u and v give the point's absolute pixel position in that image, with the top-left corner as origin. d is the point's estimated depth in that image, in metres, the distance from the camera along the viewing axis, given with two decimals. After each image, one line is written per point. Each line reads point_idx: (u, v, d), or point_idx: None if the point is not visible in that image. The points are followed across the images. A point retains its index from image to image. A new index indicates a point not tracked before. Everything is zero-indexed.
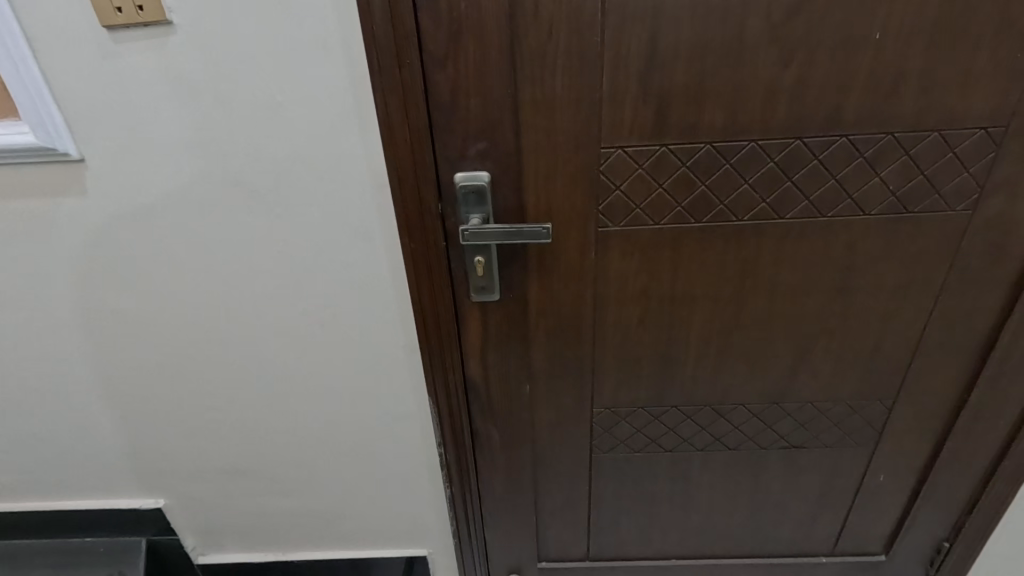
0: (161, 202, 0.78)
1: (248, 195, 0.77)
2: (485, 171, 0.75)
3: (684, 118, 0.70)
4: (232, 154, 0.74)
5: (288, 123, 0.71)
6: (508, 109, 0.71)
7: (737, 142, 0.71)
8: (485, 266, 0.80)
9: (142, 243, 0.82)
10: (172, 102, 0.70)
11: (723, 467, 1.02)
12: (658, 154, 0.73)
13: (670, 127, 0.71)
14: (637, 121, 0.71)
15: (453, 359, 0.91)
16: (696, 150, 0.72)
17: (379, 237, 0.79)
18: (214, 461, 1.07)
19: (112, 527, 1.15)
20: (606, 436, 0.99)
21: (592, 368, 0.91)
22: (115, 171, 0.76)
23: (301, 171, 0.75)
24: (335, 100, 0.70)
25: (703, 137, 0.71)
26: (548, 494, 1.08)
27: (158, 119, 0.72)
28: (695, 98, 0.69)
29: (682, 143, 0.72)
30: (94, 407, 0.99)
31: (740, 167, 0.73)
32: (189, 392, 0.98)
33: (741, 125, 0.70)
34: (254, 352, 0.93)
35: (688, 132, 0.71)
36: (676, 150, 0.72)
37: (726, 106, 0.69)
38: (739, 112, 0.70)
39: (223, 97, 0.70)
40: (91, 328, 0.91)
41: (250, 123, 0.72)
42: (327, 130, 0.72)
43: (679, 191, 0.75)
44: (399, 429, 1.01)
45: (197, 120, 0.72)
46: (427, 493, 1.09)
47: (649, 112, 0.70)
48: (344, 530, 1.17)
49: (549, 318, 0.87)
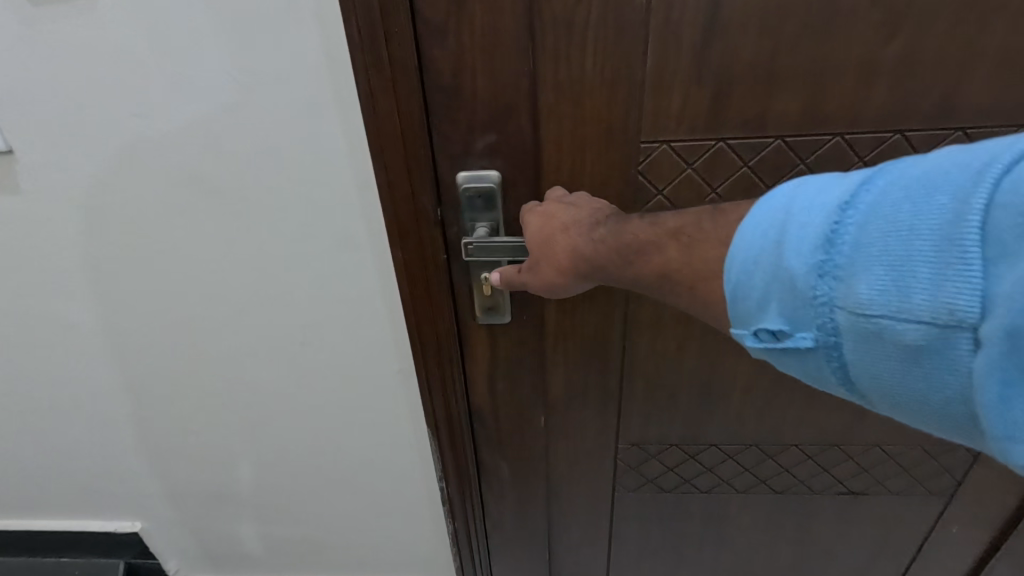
0: (109, 203, 0.66)
1: (210, 196, 0.65)
2: (495, 170, 0.61)
3: (749, 104, 0.55)
4: (188, 149, 0.61)
5: (251, 109, 0.58)
6: (522, 92, 0.56)
7: (816, 136, 0.56)
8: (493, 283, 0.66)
9: (93, 252, 0.71)
10: (107, 82, 0.57)
11: (765, 513, 0.89)
12: (714, 151, 0.58)
13: (731, 118, 0.56)
14: (688, 110, 0.56)
15: (456, 388, 0.77)
16: (764, 146, 0.57)
17: (367, 246, 0.67)
18: (193, 485, 0.97)
19: (89, 549, 1.07)
20: (632, 473, 0.86)
21: (620, 398, 0.78)
22: (51, 165, 0.64)
23: (271, 170, 0.62)
24: (309, 80, 0.56)
25: (773, 129, 0.56)
26: (561, 535, 0.95)
27: (96, 105, 0.59)
28: (766, 80, 0.54)
29: (746, 137, 0.57)
30: (59, 425, 0.90)
31: (818, 167, 0.58)
32: (160, 413, 0.87)
33: (822, 116, 0.55)
34: (229, 372, 0.82)
35: (753, 122, 0.56)
36: (737, 146, 0.57)
37: (804, 90, 0.54)
38: (821, 98, 0.54)
39: (172, 78, 0.57)
40: (48, 343, 0.80)
41: (205, 108, 0.58)
42: (299, 120, 0.58)
43: (738, 197, 0.60)
44: (396, 457, 0.90)
45: (144, 107, 0.59)
46: (427, 522, 0.99)
47: (704, 96, 0.55)
48: (338, 558, 1.07)
49: (568, 343, 0.73)
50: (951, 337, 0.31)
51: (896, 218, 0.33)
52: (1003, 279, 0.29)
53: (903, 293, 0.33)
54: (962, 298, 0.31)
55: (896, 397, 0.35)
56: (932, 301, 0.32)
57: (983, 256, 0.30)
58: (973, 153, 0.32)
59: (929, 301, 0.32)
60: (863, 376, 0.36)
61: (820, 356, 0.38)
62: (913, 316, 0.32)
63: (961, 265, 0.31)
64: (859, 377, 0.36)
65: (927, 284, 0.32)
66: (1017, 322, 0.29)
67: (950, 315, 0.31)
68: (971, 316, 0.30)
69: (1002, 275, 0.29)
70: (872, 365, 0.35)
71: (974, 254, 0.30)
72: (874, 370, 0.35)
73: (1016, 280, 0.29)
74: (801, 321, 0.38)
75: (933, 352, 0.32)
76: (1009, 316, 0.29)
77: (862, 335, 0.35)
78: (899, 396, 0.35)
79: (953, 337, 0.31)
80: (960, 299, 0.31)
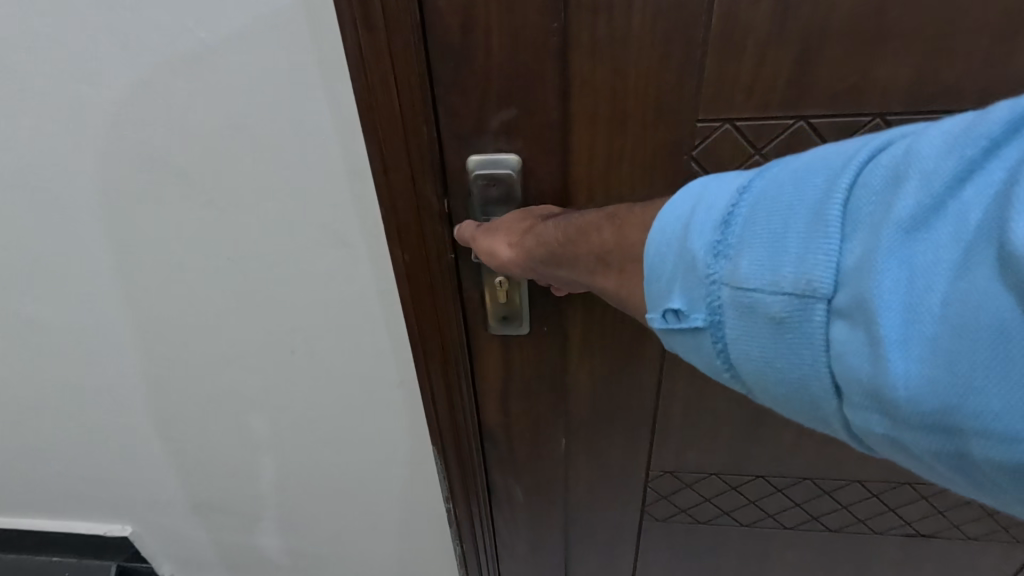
0: (66, 190, 0.58)
1: (179, 181, 0.55)
2: (513, 153, 0.50)
3: (842, 73, 0.44)
4: (147, 124, 0.52)
5: (219, 79, 0.48)
6: (550, 56, 0.45)
7: (927, 115, 0.46)
8: (509, 286, 0.56)
9: (52, 244, 0.63)
10: (50, 44, 0.48)
11: (816, 551, 0.78)
12: (792, 131, 0.47)
13: (815, 89, 0.45)
14: (761, 78, 0.45)
15: (465, 406, 0.67)
16: (858, 125, 0.46)
17: (361, 242, 0.57)
18: (184, 489, 0.91)
19: (81, 550, 1.03)
20: (663, 503, 0.75)
21: (653, 421, 0.67)
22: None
23: (244, 151, 0.52)
24: (286, 41, 0.46)
25: (871, 105, 0.45)
26: (579, 563, 0.86)
27: (40, 72, 0.50)
28: (867, 39, 0.42)
29: (834, 114, 0.46)
30: (41, 426, 0.84)
31: None
32: (144, 416, 0.81)
33: (935, 85, 0.44)
34: (213, 377, 0.74)
35: (843, 96, 0.45)
36: (822, 126, 0.47)
37: (915, 52, 0.43)
38: (938, 66, 0.43)
39: (121, 36, 0.47)
40: (20, 341, 0.74)
41: (165, 75, 0.48)
42: (274, 90, 0.48)
43: None
44: (398, 471, 0.82)
45: (92, 72, 0.49)
46: (434, 534, 0.92)
47: (784, 62, 0.44)
48: (339, 566, 1.01)
49: (594, 359, 0.62)
50: (812, 309, 0.31)
51: (776, 196, 0.33)
52: (856, 249, 0.30)
53: (776, 266, 0.32)
54: (824, 269, 0.31)
55: (766, 379, 0.34)
56: (799, 273, 0.31)
57: (844, 230, 0.30)
58: (844, 144, 0.33)
59: (797, 273, 0.31)
60: (739, 358, 0.35)
61: (701, 336, 0.36)
62: (780, 288, 0.32)
63: (824, 237, 0.31)
64: (736, 358, 0.35)
65: (795, 256, 0.32)
66: (865, 289, 0.29)
67: (810, 285, 0.31)
68: (829, 287, 0.30)
69: (857, 247, 0.30)
70: (747, 344, 0.34)
71: (835, 227, 0.31)
72: (748, 350, 0.34)
73: (866, 249, 0.29)
74: (689, 298, 0.36)
75: (798, 325, 0.32)
76: (859, 285, 0.29)
77: (739, 312, 0.34)
78: (768, 378, 0.34)
79: (813, 309, 0.31)
80: (822, 270, 0.31)
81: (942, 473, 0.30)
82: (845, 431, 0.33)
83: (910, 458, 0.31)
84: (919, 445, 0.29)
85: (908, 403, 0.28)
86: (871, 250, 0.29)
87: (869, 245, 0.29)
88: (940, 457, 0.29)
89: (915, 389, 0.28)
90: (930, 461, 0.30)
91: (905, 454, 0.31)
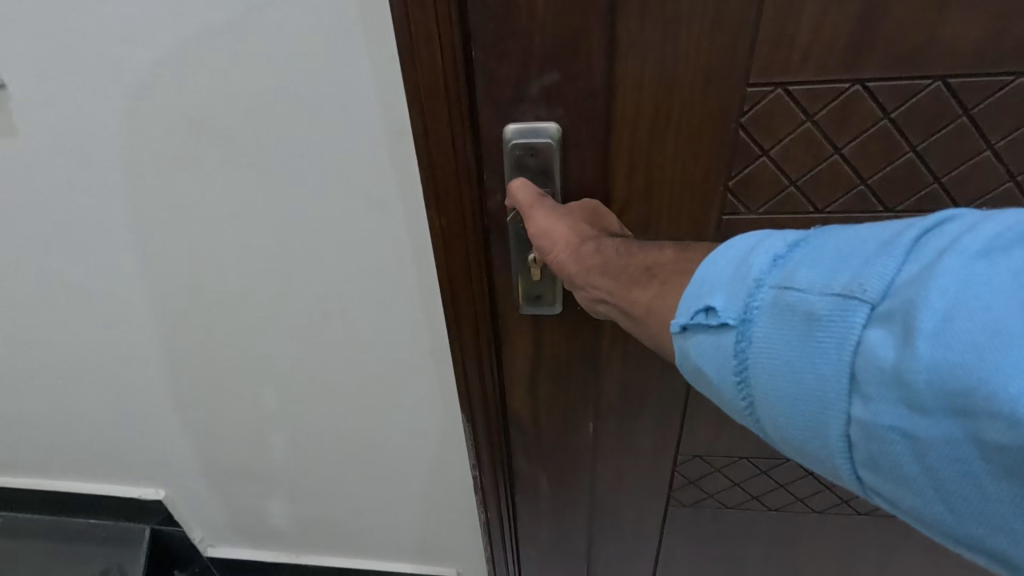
0: (110, 153, 0.59)
1: (220, 146, 0.56)
2: (553, 121, 0.49)
3: (904, 33, 0.43)
4: (190, 87, 0.52)
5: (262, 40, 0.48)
6: (596, 17, 0.44)
7: (992, 79, 0.45)
8: (542, 269, 0.55)
9: (95, 209, 0.64)
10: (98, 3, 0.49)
11: (844, 536, 0.77)
12: (847, 96, 0.46)
13: (867, 54, 0.44)
14: (809, 42, 0.44)
15: (494, 382, 0.67)
16: (918, 90, 0.45)
17: (398, 208, 0.58)
18: (218, 456, 0.94)
19: (116, 513, 1.06)
20: (691, 487, 0.75)
21: (685, 402, 0.66)
22: (47, 108, 0.56)
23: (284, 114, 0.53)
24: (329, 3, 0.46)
25: (932, 68, 0.44)
26: (604, 547, 0.85)
27: (88, 33, 0.51)
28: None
29: (892, 79, 0.45)
30: (80, 390, 0.87)
31: (985, 120, 0.46)
32: (178, 383, 0.83)
33: (993, 49, 0.43)
34: (246, 345, 0.75)
35: (904, 58, 0.44)
36: (879, 91, 0.46)
37: (974, 14, 0.42)
38: (1007, 25, 0.42)
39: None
40: (63, 305, 0.76)
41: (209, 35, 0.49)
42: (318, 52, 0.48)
43: (868, 160, 0.49)
44: (426, 441, 0.83)
45: (138, 34, 0.50)
46: (458, 504, 0.94)
47: (843, 21, 0.43)
48: (364, 536, 1.04)
49: (628, 339, 0.61)
50: (854, 311, 0.30)
51: (848, 232, 0.34)
52: (915, 266, 0.30)
53: (828, 274, 0.32)
54: (877, 279, 0.31)
55: (788, 382, 0.32)
56: (851, 279, 0.31)
57: (906, 255, 0.31)
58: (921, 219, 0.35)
59: (847, 280, 0.31)
60: (763, 360, 0.34)
61: (726, 335, 0.35)
62: (828, 289, 0.32)
63: (883, 257, 0.31)
64: (756, 360, 0.34)
65: (852, 269, 0.32)
66: (914, 294, 0.29)
67: (857, 290, 0.31)
68: (877, 294, 0.30)
69: (916, 267, 0.30)
70: (774, 345, 0.33)
71: (898, 252, 0.31)
72: (774, 350, 0.33)
73: (925, 266, 0.29)
74: (729, 299, 0.35)
75: (834, 326, 0.31)
76: (909, 293, 0.29)
77: (776, 312, 0.33)
78: (792, 380, 0.32)
79: (856, 311, 0.30)
80: (873, 278, 0.31)
81: (943, 494, 0.29)
82: (848, 444, 0.31)
83: (912, 474, 0.29)
84: (931, 446, 0.28)
85: (930, 395, 0.28)
86: (928, 266, 0.29)
87: (929, 263, 0.29)
88: (950, 465, 0.28)
89: (938, 381, 0.27)
90: (937, 477, 0.29)
91: (925, 484, 0.29)
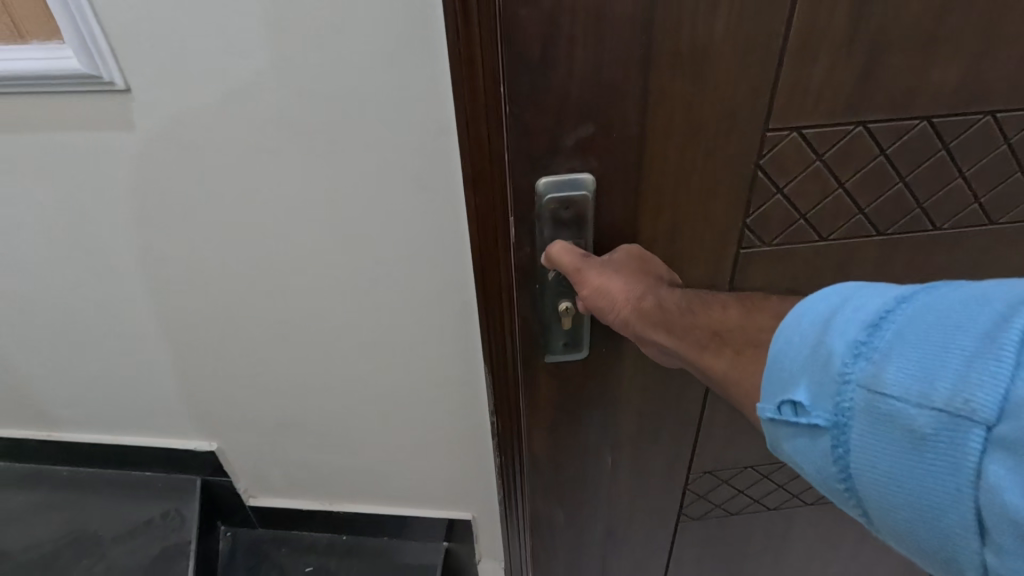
0: (195, 146, 0.66)
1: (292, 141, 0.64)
2: (587, 172, 0.48)
3: (914, 79, 0.45)
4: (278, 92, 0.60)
5: (343, 51, 0.56)
6: (634, 76, 0.43)
7: (966, 116, 0.47)
8: (573, 317, 0.56)
9: (169, 193, 0.71)
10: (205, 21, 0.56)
11: (830, 521, 0.83)
12: (850, 137, 0.47)
13: (901, 103, 0.46)
14: (852, 95, 0.45)
15: (517, 417, 0.67)
16: (909, 128, 0.47)
17: (439, 191, 0.66)
18: (261, 417, 1.02)
19: (172, 464, 1.17)
20: (699, 501, 0.79)
21: (698, 425, 0.69)
22: (146, 105, 0.63)
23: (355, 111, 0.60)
24: (411, 27, 0.55)
25: (921, 109, 0.46)
26: (615, 563, 0.87)
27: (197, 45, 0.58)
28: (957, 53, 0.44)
29: (887, 119, 0.47)
30: (140, 356, 0.94)
31: (962, 153, 0.49)
32: (227, 350, 0.90)
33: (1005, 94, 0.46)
34: (292, 314, 0.83)
35: (905, 100, 0.46)
36: (877, 130, 0.47)
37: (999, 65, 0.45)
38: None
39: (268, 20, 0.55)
40: (130, 277, 0.82)
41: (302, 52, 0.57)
42: (390, 60, 0.57)
43: (866, 194, 0.51)
44: (452, 398, 0.93)
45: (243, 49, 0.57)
46: (478, 457, 1.03)
47: (874, 69, 0.44)
48: (390, 487, 1.14)
49: (647, 371, 0.63)
50: (965, 433, 0.30)
51: (938, 313, 0.33)
52: None
53: (928, 382, 0.31)
54: (986, 395, 0.29)
55: (896, 498, 0.33)
56: (955, 392, 0.30)
57: (1018, 358, 0.29)
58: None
59: (951, 391, 0.30)
60: (867, 470, 0.34)
61: (821, 438, 0.36)
62: (929, 404, 0.31)
63: (991, 363, 0.29)
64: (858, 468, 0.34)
65: (953, 376, 0.31)
66: None
67: (966, 408, 0.30)
68: (991, 414, 0.29)
69: None
70: (876, 457, 0.33)
71: (1007, 354, 0.29)
72: (876, 460, 0.33)
73: None
74: (815, 397, 0.36)
75: (943, 445, 0.31)
76: None
77: (873, 418, 0.33)
78: (898, 495, 0.33)
79: (968, 433, 0.30)
80: (983, 395, 0.29)
81: None
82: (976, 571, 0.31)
83: None
84: None
85: None
86: None
87: None
88: None
89: None
90: None
91: None
